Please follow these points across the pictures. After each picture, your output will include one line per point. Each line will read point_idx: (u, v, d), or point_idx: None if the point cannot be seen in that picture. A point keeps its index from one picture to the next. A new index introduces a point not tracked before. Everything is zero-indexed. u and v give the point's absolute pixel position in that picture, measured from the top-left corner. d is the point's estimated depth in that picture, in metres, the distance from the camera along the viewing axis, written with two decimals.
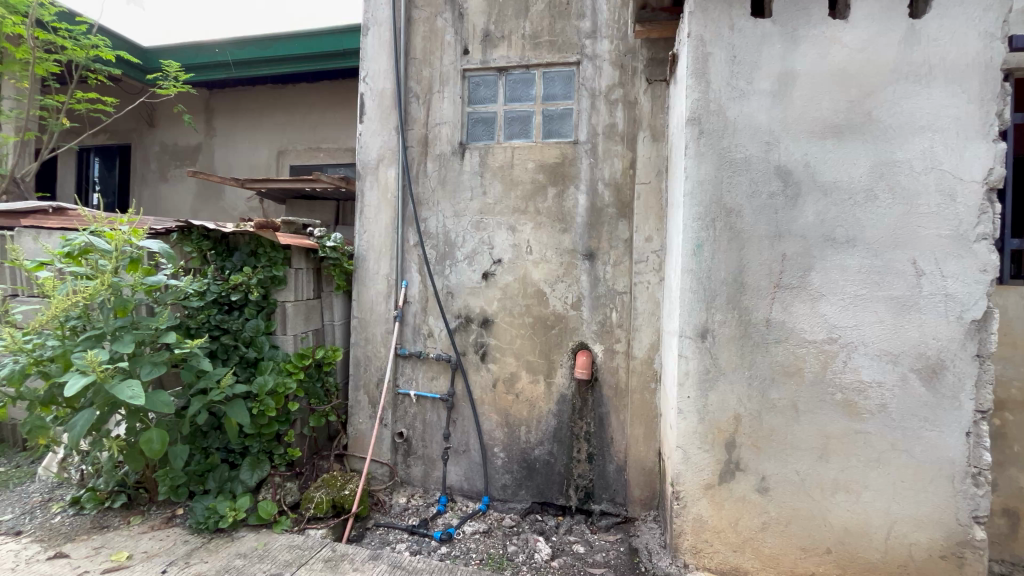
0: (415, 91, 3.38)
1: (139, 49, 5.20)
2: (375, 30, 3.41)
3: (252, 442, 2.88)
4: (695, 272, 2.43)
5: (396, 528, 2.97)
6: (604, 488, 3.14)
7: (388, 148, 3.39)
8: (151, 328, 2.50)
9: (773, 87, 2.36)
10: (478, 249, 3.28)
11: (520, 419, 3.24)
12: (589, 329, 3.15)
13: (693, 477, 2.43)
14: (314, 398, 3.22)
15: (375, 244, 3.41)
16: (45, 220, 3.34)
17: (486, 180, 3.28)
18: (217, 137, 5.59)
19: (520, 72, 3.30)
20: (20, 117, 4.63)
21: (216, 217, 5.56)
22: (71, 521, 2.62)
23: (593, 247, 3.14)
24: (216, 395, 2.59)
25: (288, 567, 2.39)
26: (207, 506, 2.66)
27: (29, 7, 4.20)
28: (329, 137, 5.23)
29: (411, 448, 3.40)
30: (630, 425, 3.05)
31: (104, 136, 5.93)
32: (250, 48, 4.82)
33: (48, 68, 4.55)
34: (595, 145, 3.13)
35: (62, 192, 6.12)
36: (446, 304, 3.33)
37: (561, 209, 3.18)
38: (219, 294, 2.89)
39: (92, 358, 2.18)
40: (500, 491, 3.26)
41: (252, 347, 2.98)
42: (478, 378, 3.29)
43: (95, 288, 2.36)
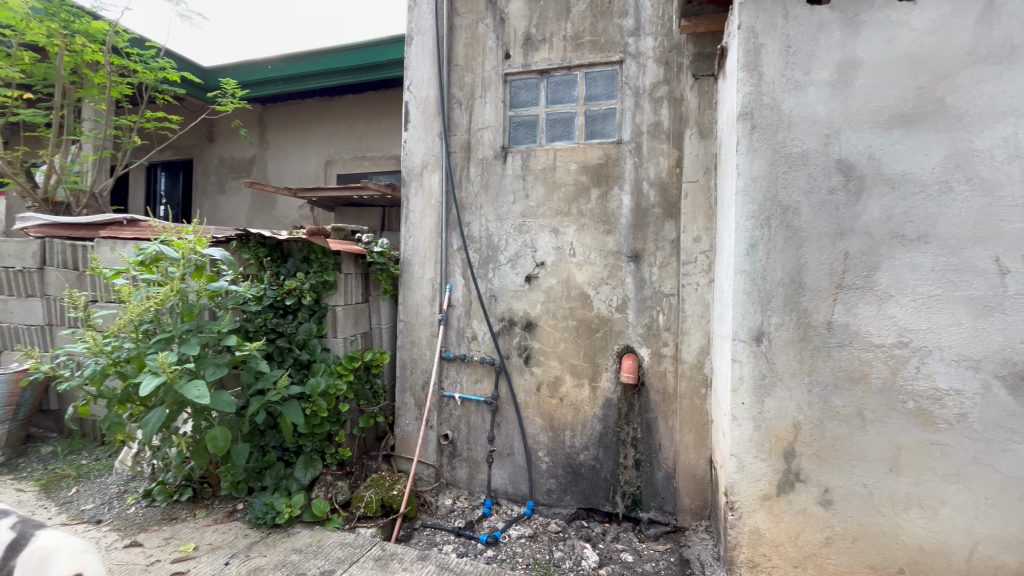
0: (458, 97, 3.43)
1: (201, 69, 5.55)
2: (419, 39, 3.48)
3: (306, 441, 2.98)
4: (749, 273, 2.33)
5: (442, 530, 3.00)
6: (652, 496, 3.05)
7: (432, 154, 3.44)
8: (214, 331, 2.64)
9: (832, 76, 2.24)
10: (522, 252, 3.28)
11: (564, 424, 3.20)
12: (636, 332, 3.08)
13: (749, 488, 2.32)
14: (363, 400, 3.31)
15: (420, 249, 3.47)
16: (121, 230, 3.60)
17: (529, 183, 3.28)
18: (270, 150, 5.88)
19: (562, 73, 3.29)
20: (98, 136, 5.03)
21: (270, 225, 5.83)
22: (144, 512, 2.80)
23: (638, 248, 3.08)
24: (273, 395, 2.71)
25: (341, 564, 2.46)
26: (265, 502, 2.77)
27: (105, 35, 4.55)
28: (374, 146, 5.38)
29: (456, 450, 3.43)
30: (679, 432, 2.96)
31: (170, 152, 6.36)
32: (301, 63, 5.05)
33: (122, 91, 4.92)
34: (640, 145, 3.07)
35: (133, 205, 6.60)
36: (490, 307, 3.34)
37: (605, 210, 3.13)
38: (275, 298, 3.03)
39: (163, 360, 2.32)
40: (545, 496, 3.23)
41: (305, 349, 3.09)
42: (522, 382, 3.28)
43: (165, 294, 2.53)
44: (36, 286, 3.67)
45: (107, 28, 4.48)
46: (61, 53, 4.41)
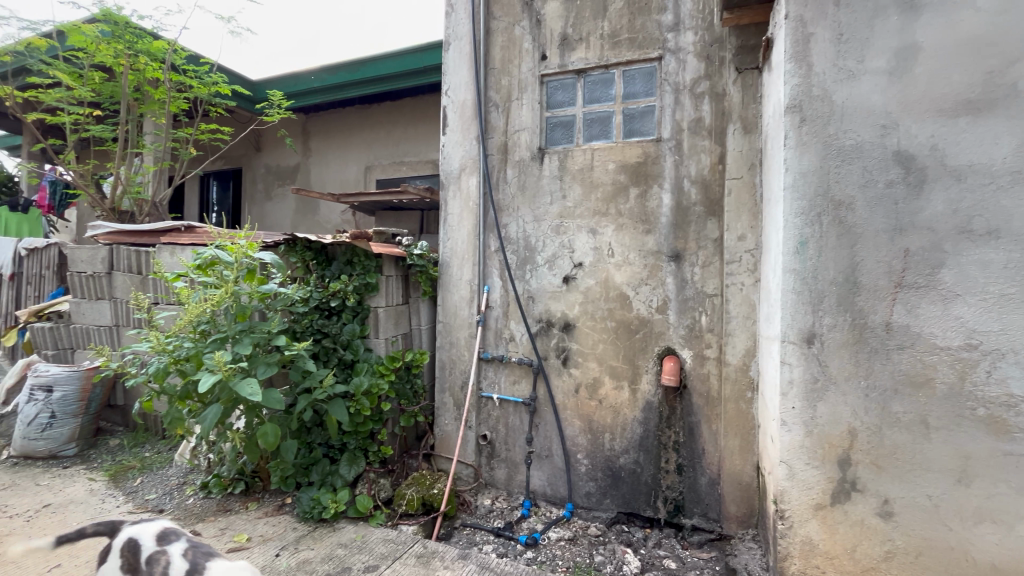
0: (495, 100, 3.45)
1: (249, 82, 5.83)
2: (456, 44, 3.53)
3: (350, 439, 3.07)
4: (799, 272, 2.23)
5: (482, 530, 3.02)
6: (695, 502, 2.97)
7: (470, 157, 3.48)
8: (265, 331, 2.76)
9: (889, 63, 2.12)
10: (559, 253, 3.27)
11: (603, 426, 3.16)
12: (677, 334, 3.01)
13: (801, 496, 2.22)
14: (404, 399, 3.37)
15: (457, 251, 3.51)
16: (179, 237, 3.83)
17: (566, 184, 3.26)
18: (313, 157, 6.10)
19: (598, 72, 3.26)
20: (159, 149, 5.35)
21: (313, 230, 6.05)
22: (201, 503, 2.95)
23: (679, 247, 3.01)
24: (319, 394, 2.81)
25: (384, 560, 2.51)
26: (312, 497, 2.87)
27: (165, 54, 4.85)
28: (411, 151, 5.50)
29: (495, 450, 3.44)
30: (723, 437, 2.88)
31: (221, 162, 6.70)
32: (342, 72, 5.22)
33: (179, 106, 5.24)
34: (680, 142, 3.00)
35: (189, 213, 6.99)
36: (528, 309, 3.35)
37: (644, 210, 3.08)
38: (321, 300, 3.14)
39: (220, 358, 2.45)
40: (584, 499, 3.20)
41: (349, 349, 3.18)
42: (560, 383, 3.26)
43: (220, 296, 2.67)
44: (105, 289, 3.94)
45: (166, 47, 4.78)
46: (125, 72, 4.74)
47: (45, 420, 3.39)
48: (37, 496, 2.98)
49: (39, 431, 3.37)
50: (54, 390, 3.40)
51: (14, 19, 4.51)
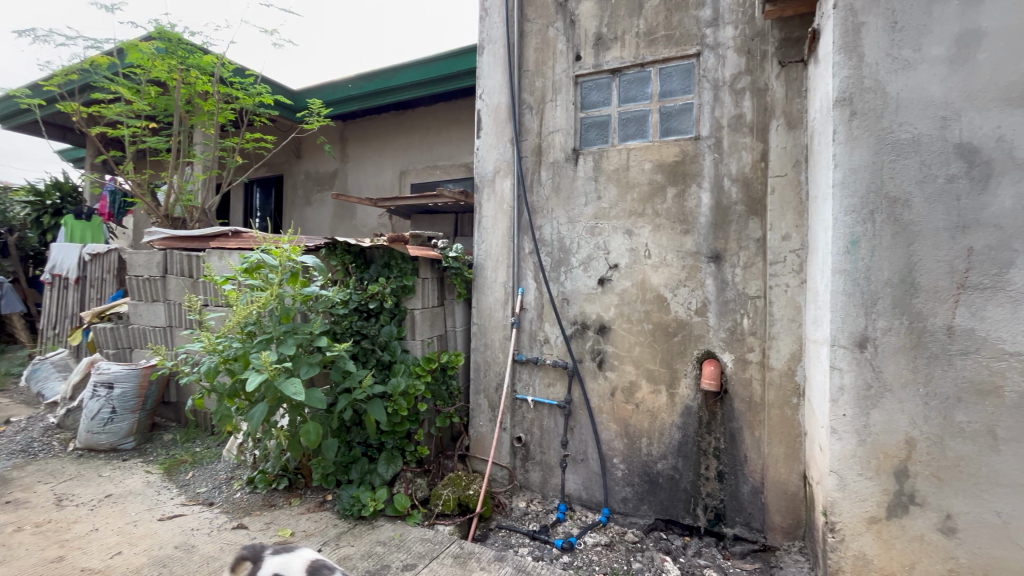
0: (529, 103, 3.45)
1: (291, 93, 6.05)
2: (490, 48, 3.55)
3: (388, 438, 3.12)
4: (851, 273, 2.12)
5: (517, 532, 3.01)
6: (737, 511, 2.88)
7: (504, 160, 3.49)
8: (307, 332, 2.86)
9: (949, 51, 2.00)
10: (594, 254, 3.24)
11: (641, 431, 3.10)
12: (717, 337, 2.92)
13: (853, 509, 2.11)
14: (439, 400, 3.41)
15: (492, 253, 3.52)
16: (227, 242, 4.00)
17: (601, 185, 3.23)
18: (350, 163, 6.26)
19: (634, 71, 3.21)
20: (208, 158, 5.62)
21: (351, 234, 6.21)
22: (248, 498, 3.07)
23: (719, 248, 2.92)
24: (359, 394, 2.89)
25: (422, 559, 2.54)
26: (352, 495, 2.95)
27: (214, 67, 5.09)
28: (445, 155, 5.56)
29: (530, 453, 3.42)
30: (767, 444, 2.78)
31: (264, 170, 6.97)
32: (378, 80, 5.35)
33: (226, 117, 5.49)
34: (720, 140, 2.92)
35: (234, 219, 7.31)
36: (563, 311, 3.32)
37: (682, 210, 3.01)
38: (360, 302, 3.22)
39: (266, 358, 2.55)
40: (621, 505, 3.15)
41: (387, 351, 3.25)
42: (596, 386, 3.23)
43: (266, 298, 2.78)
44: (159, 291, 4.16)
45: (215, 61, 5.02)
46: (178, 86, 5.01)
47: (107, 415, 3.60)
48: (99, 486, 3.17)
49: (101, 425, 3.59)
50: (114, 386, 3.62)
51: (80, 40, 4.83)
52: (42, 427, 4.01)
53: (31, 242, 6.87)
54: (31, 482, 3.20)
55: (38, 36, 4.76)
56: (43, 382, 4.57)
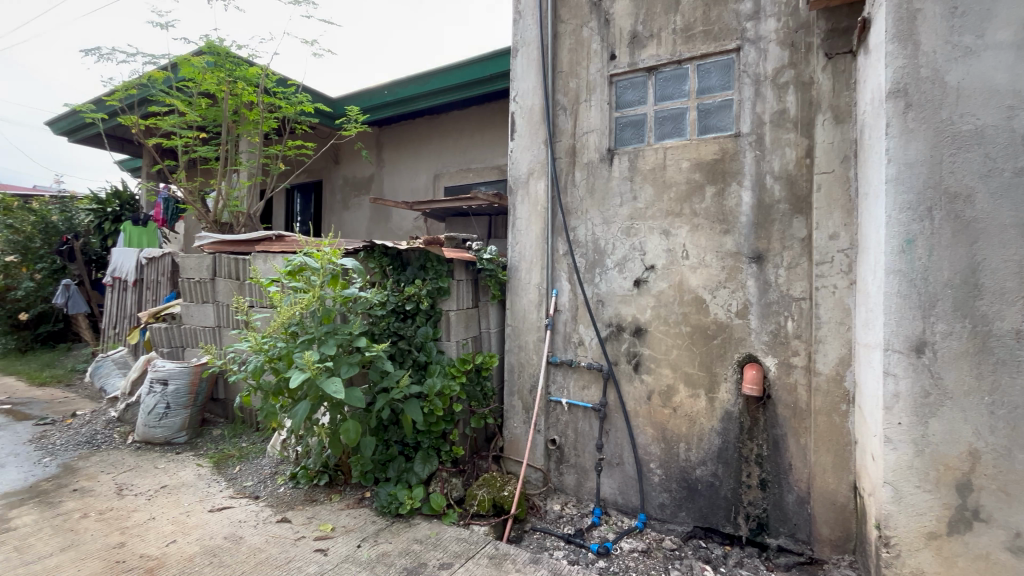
0: (563, 104, 3.43)
1: (330, 100, 6.25)
2: (524, 50, 3.55)
3: (424, 438, 3.17)
4: (907, 274, 2.01)
5: (552, 535, 2.99)
6: (781, 521, 2.77)
7: (538, 162, 3.48)
8: (347, 332, 2.95)
9: (1016, 36, 1.88)
10: (630, 255, 3.19)
11: (678, 435, 3.03)
12: (759, 340, 2.83)
13: (910, 523, 2.00)
14: (474, 401, 3.44)
15: (526, 255, 3.51)
16: (271, 245, 4.16)
17: (637, 184, 3.17)
18: (386, 167, 6.41)
19: (671, 68, 3.15)
20: (253, 165, 5.86)
21: (386, 237, 6.35)
22: (291, 492, 3.18)
23: (761, 248, 2.83)
24: (396, 393, 2.95)
25: (458, 558, 2.56)
26: (389, 493, 3.00)
27: (259, 78, 5.31)
28: (478, 158, 5.62)
29: (564, 455, 3.40)
30: (813, 452, 2.67)
31: (304, 175, 7.23)
32: (413, 85, 5.46)
33: (270, 125, 5.71)
34: (761, 136, 2.83)
35: (277, 223, 7.61)
36: (597, 312, 3.29)
37: (721, 209, 2.93)
38: (396, 304, 3.28)
39: (309, 358, 2.64)
40: (658, 511, 3.09)
41: (423, 351, 3.30)
42: (631, 390, 3.17)
43: (309, 299, 2.88)
44: (209, 293, 4.37)
45: (260, 72, 5.24)
46: (226, 97, 5.25)
47: (162, 410, 3.81)
48: (156, 477, 3.36)
49: (157, 419, 3.80)
50: (168, 382, 3.82)
51: (139, 56, 5.14)
52: (105, 420, 4.29)
53: (94, 247, 7.35)
54: (95, 471, 3.43)
55: (102, 54, 5.08)
56: (105, 378, 4.89)
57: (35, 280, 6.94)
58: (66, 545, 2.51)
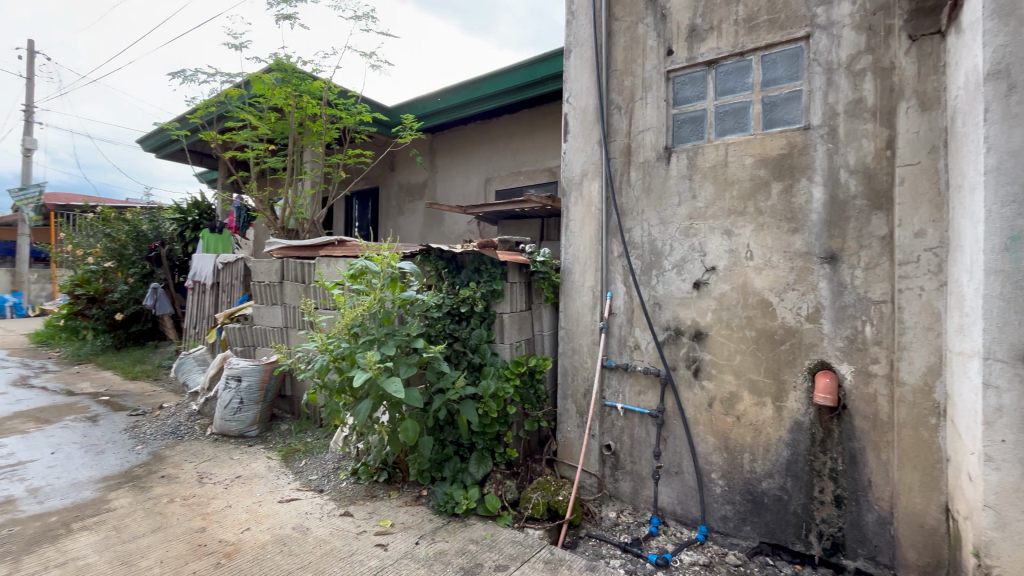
0: (617, 103, 3.37)
1: (386, 110, 6.49)
2: (577, 51, 3.53)
3: (478, 439, 3.20)
4: (1011, 274, 1.82)
5: (608, 543, 2.93)
6: (859, 542, 2.57)
7: (592, 163, 3.43)
8: (406, 334, 3.04)
9: None
10: (689, 257, 3.07)
11: (742, 445, 2.88)
12: (833, 346, 2.64)
13: (1017, 553, 1.80)
14: (528, 403, 3.44)
15: (580, 257, 3.47)
16: (334, 250, 4.36)
17: (696, 183, 3.05)
18: (438, 173, 6.56)
19: (733, 61, 3.02)
20: (316, 174, 6.17)
21: (439, 240, 6.49)
22: (353, 487, 3.31)
23: (835, 247, 2.64)
24: (452, 394, 3.01)
25: (513, 560, 2.57)
26: (446, 492, 3.06)
27: (321, 91, 5.59)
28: (529, 160, 5.63)
29: (619, 462, 3.32)
30: (897, 468, 2.46)
31: (362, 183, 7.55)
32: (465, 92, 5.56)
33: (332, 136, 6.00)
34: (835, 128, 2.65)
35: (337, 229, 8.00)
36: (654, 316, 3.19)
37: (789, 207, 2.76)
38: (452, 306, 3.36)
39: (371, 358, 2.75)
40: (720, 524, 2.95)
41: (477, 353, 3.35)
42: (691, 396, 3.05)
43: (370, 302, 3.00)
44: (277, 295, 4.65)
45: (323, 85, 5.53)
46: (293, 110, 5.57)
47: (236, 404, 4.10)
48: (231, 467, 3.61)
49: (232, 413, 4.09)
50: (242, 379, 4.09)
51: (217, 76, 5.56)
52: (187, 413, 4.66)
53: (177, 253, 8.01)
54: (179, 459, 3.72)
55: (186, 77, 5.54)
56: (188, 373, 5.32)
57: (128, 283, 7.66)
58: (156, 527, 2.74)
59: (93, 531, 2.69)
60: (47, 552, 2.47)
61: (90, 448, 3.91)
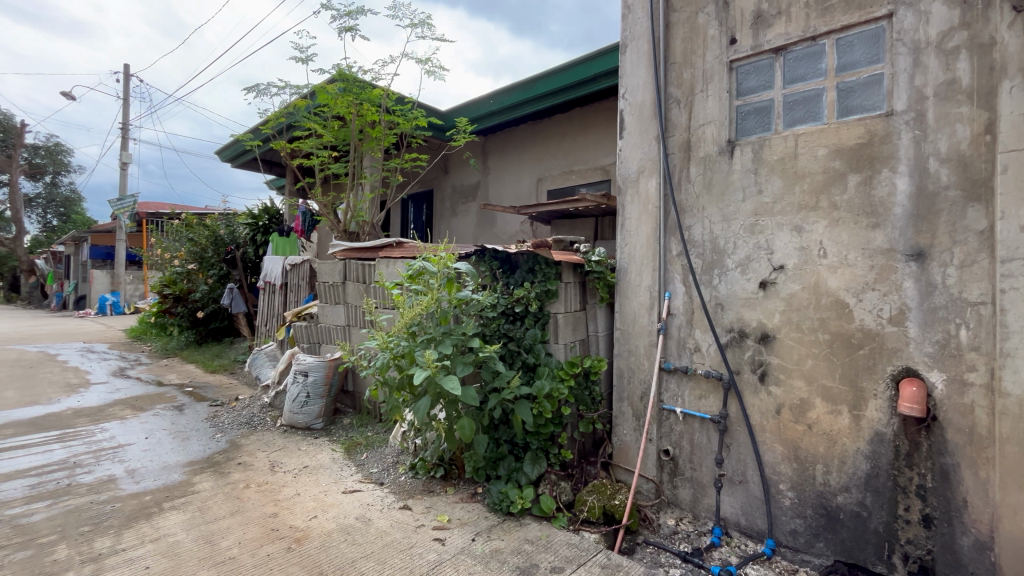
0: (676, 96, 3.25)
1: (440, 113, 6.63)
2: (634, 45, 3.45)
3: (533, 439, 3.20)
4: None
5: (667, 551, 2.83)
6: (952, 568, 2.34)
7: (649, 159, 3.34)
8: (462, 333, 3.10)
9: None
10: (754, 255, 2.92)
11: (815, 456, 2.70)
12: (921, 352, 2.42)
13: None
14: (583, 405, 3.40)
15: (636, 256, 3.39)
16: (392, 251, 4.53)
17: (762, 177, 2.89)
18: (491, 174, 6.63)
19: (804, 46, 2.84)
20: (374, 178, 6.41)
21: (491, 241, 6.57)
22: (411, 482, 3.40)
23: (923, 244, 2.42)
24: (507, 394, 3.03)
25: (570, 563, 2.54)
26: (501, 490, 3.08)
27: (380, 98, 5.80)
28: (581, 159, 5.56)
29: (678, 468, 3.19)
30: (998, 488, 2.21)
31: (417, 186, 7.78)
32: (517, 93, 5.58)
33: (390, 141, 6.21)
34: (923, 113, 2.43)
35: (393, 231, 8.29)
36: (716, 317, 3.05)
37: (868, 200, 2.56)
38: (506, 306, 3.38)
39: (430, 356, 2.82)
40: (789, 538, 2.78)
41: (531, 353, 3.35)
42: (756, 402, 2.90)
43: (428, 301, 3.08)
44: (340, 295, 4.88)
45: (382, 93, 5.73)
46: (354, 118, 5.81)
47: (303, 398, 4.33)
48: (299, 457, 3.81)
49: (300, 406, 4.33)
50: (309, 374, 4.32)
51: (287, 89, 5.91)
52: (260, 404, 4.98)
53: (251, 255, 8.46)
54: (254, 448, 3.99)
55: (259, 90, 5.93)
56: (260, 368, 5.69)
57: (208, 284, 8.33)
58: (235, 510, 2.95)
59: (181, 511, 2.93)
60: (142, 527, 2.72)
61: (178, 435, 4.27)
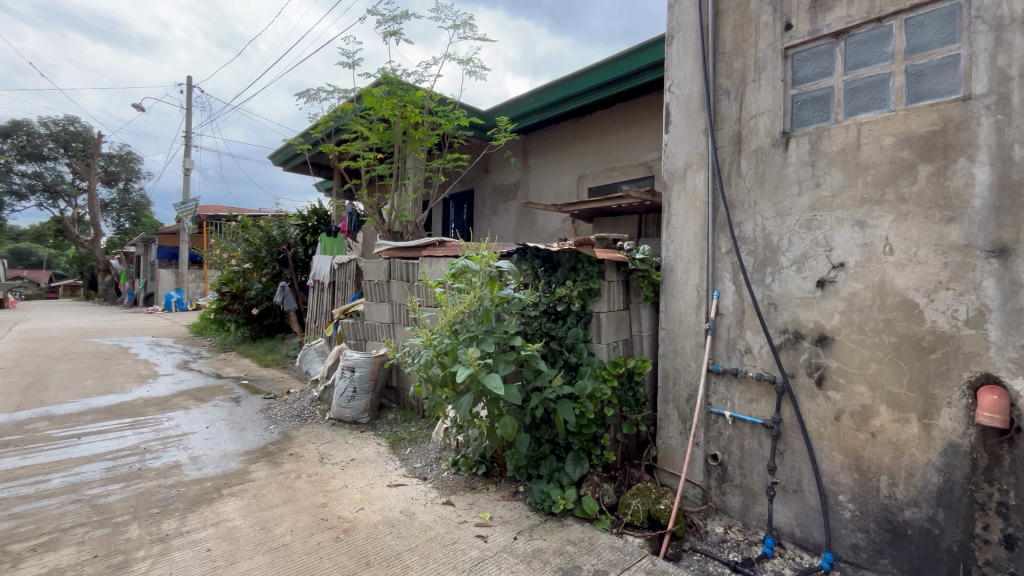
0: (726, 87, 3.12)
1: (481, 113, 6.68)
2: (680, 36, 3.35)
3: (574, 439, 3.16)
4: None
5: (715, 560, 2.74)
6: None
7: (696, 153, 3.23)
8: (504, 332, 3.10)
9: None
10: (811, 252, 2.76)
11: (879, 467, 2.53)
12: (1004, 357, 2.21)
13: None
14: (626, 406, 3.33)
15: (683, 254, 3.28)
16: (435, 250, 4.60)
17: (820, 169, 2.73)
18: (531, 172, 6.62)
19: (868, 29, 2.66)
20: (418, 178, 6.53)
21: (532, 239, 6.56)
22: (454, 478, 3.44)
23: (1006, 239, 2.21)
24: (549, 393, 3.01)
25: (613, 567, 2.49)
26: (543, 490, 3.06)
27: (423, 100, 5.89)
28: (623, 155, 5.46)
29: (727, 473, 3.07)
30: None
31: (458, 185, 7.88)
32: (557, 91, 5.52)
33: (433, 141, 6.30)
34: (1007, 96, 2.22)
35: (435, 231, 8.44)
36: (769, 317, 2.92)
37: (941, 192, 2.36)
38: (548, 304, 3.36)
39: (472, 354, 2.84)
40: (849, 553, 2.62)
41: (573, 352, 3.31)
42: (813, 407, 2.74)
43: (471, 299, 3.11)
44: (385, 293, 5.01)
45: (425, 94, 5.82)
46: (398, 120, 5.93)
47: (351, 392, 4.47)
48: (347, 450, 3.94)
49: (347, 400, 4.47)
50: (356, 370, 4.46)
51: (335, 93, 6.11)
52: (310, 398, 5.19)
53: (302, 254, 8.86)
54: (304, 440, 4.15)
55: (309, 95, 6.17)
56: (310, 363, 5.92)
57: (263, 282, 8.77)
58: (287, 499, 3.08)
59: (238, 497, 3.09)
60: (204, 512, 2.89)
61: (235, 425, 4.51)
